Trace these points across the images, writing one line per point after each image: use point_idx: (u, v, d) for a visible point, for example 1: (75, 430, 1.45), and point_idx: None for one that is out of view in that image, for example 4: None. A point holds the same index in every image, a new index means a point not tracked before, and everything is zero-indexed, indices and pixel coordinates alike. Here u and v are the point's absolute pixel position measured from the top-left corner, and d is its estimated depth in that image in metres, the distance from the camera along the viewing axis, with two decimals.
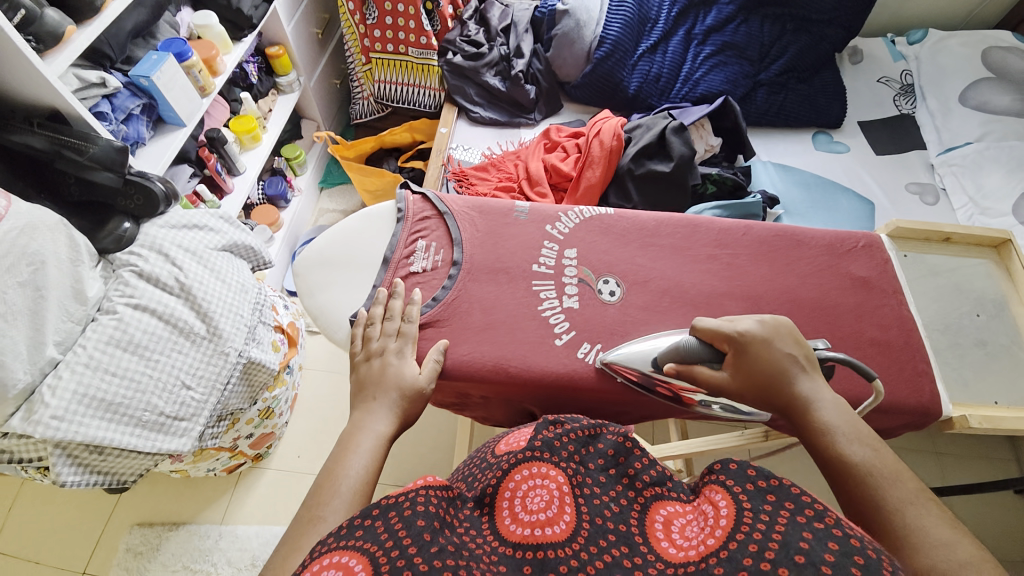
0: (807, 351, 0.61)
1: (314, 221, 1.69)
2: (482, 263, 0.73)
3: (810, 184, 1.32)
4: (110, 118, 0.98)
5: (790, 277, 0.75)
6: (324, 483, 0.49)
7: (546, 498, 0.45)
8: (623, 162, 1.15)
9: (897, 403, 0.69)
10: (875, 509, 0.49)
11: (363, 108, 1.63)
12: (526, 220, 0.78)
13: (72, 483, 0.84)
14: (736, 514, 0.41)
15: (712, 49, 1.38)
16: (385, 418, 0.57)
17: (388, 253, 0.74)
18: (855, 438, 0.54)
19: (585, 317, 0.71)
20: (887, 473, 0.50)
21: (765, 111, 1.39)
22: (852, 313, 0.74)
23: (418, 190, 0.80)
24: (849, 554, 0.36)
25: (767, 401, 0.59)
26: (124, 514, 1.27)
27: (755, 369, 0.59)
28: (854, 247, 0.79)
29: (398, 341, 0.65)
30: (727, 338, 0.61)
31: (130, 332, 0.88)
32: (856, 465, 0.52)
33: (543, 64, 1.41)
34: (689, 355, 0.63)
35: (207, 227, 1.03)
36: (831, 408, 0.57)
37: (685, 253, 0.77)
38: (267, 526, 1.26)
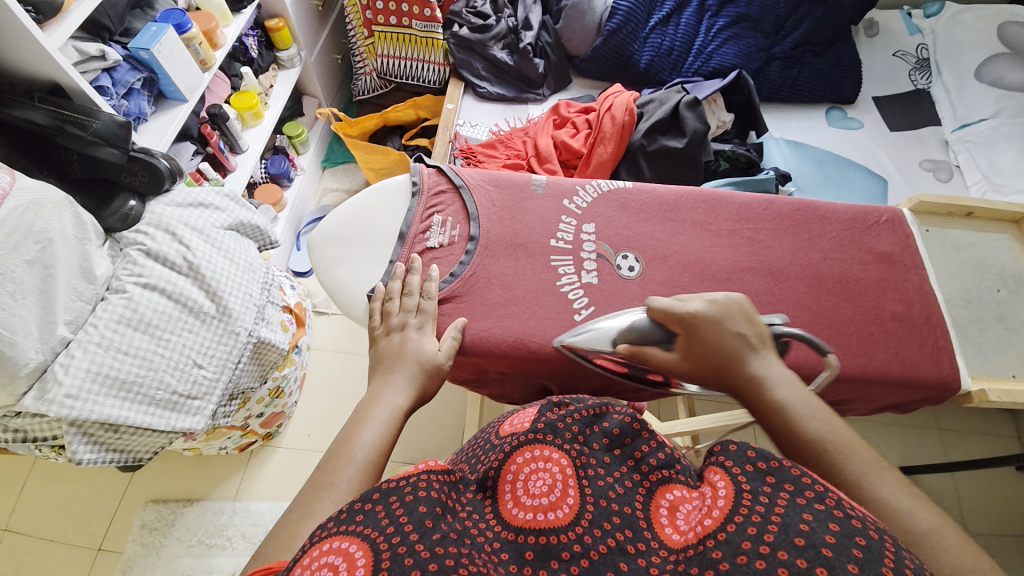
0: (760, 329, 0.57)
1: (318, 201, 1.67)
2: (500, 239, 0.72)
3: (822, 161, 1.30)
4: (110, 93, 0.96)
5: (811, 252, 0.75)
6: (339, 448, 0.49)
7: (549, 481, 0.42)
8: (636, 137, 1.13)
9: (916, 377, 0.68)
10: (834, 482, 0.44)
11: (366, 84, 1.60)
12: (543, 195, 0.76)
13: (88, 461, 0.85)
14: (734, 495, 0.37)
15: (726, 21, 1.34)
16: (403, 391, 0.56)
17: (403, 229, 0.73)
18: (810, 411, 0.48)
19: (604, 293, 0.70)
20: (845, 443, 0.45)
21: (779, 86, 1.36)
22: (874, 288, 0.73)
23: (433, 163, 0.78)
24: (851, 535, 0.33)
25: (718, 383, 0.56)
26: (138, 492, 1.29)
27: (702, 348, 0.56)
28: (876, 222, 0.77)
29: (419, 317, 0.64)
30: (678, 318, 0.58)
31: (140, 311, 0.87)
32: (811, 439, 0.46)
33: (552, 36, 1.37)
34: (641, 336, 0.61)
35: (213, 205, 1.01)
36: (784, 383, 0.52)
37: (705, 228, 0.76)
38: (279, 502, 1.28)
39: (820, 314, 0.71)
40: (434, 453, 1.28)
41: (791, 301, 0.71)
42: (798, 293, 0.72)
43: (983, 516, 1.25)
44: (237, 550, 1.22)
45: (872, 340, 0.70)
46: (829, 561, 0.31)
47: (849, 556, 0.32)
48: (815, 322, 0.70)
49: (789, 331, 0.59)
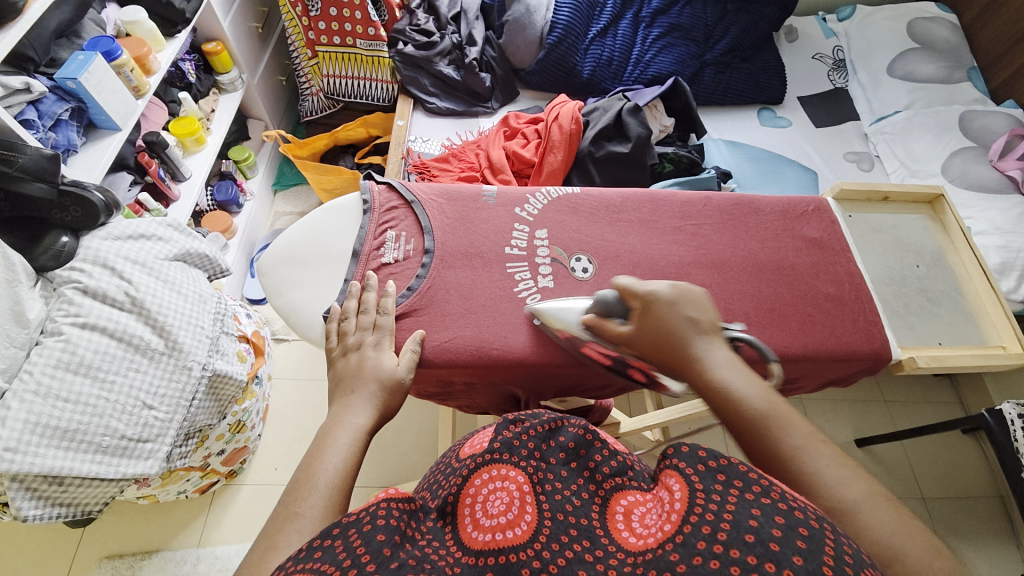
0: (715, 316, 0.59)
1: (270, 225, 1.63)
2: (456, 250, 0.73)
3: (758, 158, 1.38)
4: (37, 126, 0.90)
5: (751, 242, 0.79)
6: (302, 476, 0.48)
7: (506, 501, 0.44)
8: (584, 144, 1.17)
9: (853, 350, 0.74)
10: (774, 457, 0.46)
11: (313, 104, 1.58)
12: (495, 204, 0.78)
13: (33, 518, 0.79)
14: (689, 497, 0.40)
15: (660, 31, 1.42)
16: (365, 410, 0.56)
17: (357, 246, 0.72)
18: (750, 385, 0.51)
19: (561, 296, 0.72)
20: (786, 416, 0.48)
21: (713, 90, 1.44)
22: (809, 273, 0.78)
23: (382, 180, 0.78)
24: (795, 527, 0.36)
25: (666, 362, 0.57)
26: (89, 549, 1.19)
27: (659, 323, 0.57)
28: (805, 211, 0.83)
29: (375, 334, 0.64)
30: (639, 295, 0.60)
31: (79, 353, 0.82)
32: (746, 411, 0.49)
33: (496, 51, 1.41)
34: (604, 310, 0.62)
35: (155, 236, 0.97)
36: (726, 362, 0.54)
37: (651, 226, 0.79)
38: (248, 542, 1.22)
39: (764, 300, 0.75)
40: (411, 474, 1.26)
41: (736, 289, 0.76)
42: (742, 282, 0.76)
43: (936, 481, 1.34)
44: None
45: (812, 320, 0.75)
46: (776, 556, 0.34)
47: (794, 548, 0.35)
48: (760, 307, 0.75)
49: (743, 336, 0.61)
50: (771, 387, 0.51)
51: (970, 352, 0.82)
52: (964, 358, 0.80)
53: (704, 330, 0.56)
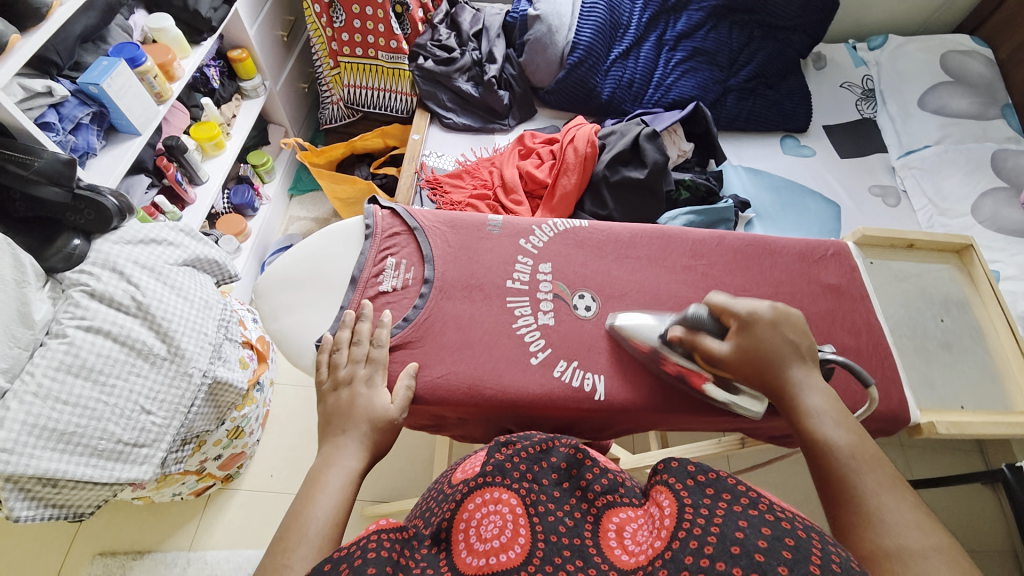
0: (810, 342, 0.62)
1: (284, 230, 1.64)
2: (456, 280, 0.71)
3: (779, 187, 1.35)
4: (57, 129, 0.92)
5: (764, 286, 0.76)
6: (291, 524, 0.49)
7: (500, 525, 0.46)
8: (598, 168, 1.15)
9: (869, 409, 0.70)
10: (851, 489, 0.51)
11: (332, 113, 1.60)
12: (499, 234, 0.76)
13: (25, 518, 0.79)
14: (678, 513, 0.44)
15: (683, 55, 1.40)
16: (357, 454, 0.56)
17: (355, 273, 0.71)
18: (839, 422, 0.56)
19: (561, 334, 0.70)
20: (867, 459, 0.53)
21: (735, 116, 1.42)
22: (826, 325, 0.75)
23: (387, 204, 0.77)
24: (781, 537, 0.40)
25: (763, 378, 0.59)
26: (84, 545, 1.20)
27: (759, 343, 0.59)
28: (824, 255, 0.80)
29: (368, 368, 0.63)
30: (734, 314, 0.62)
31: (82, 356, 0.83)
32: (826, 441, 0.55)
33: (516, 69, 1.40)
34: (695, 326, 0.63)
35: (166, 241, 0.98)
36: (821, 393, 0.58)
37: (661, 264, 0.76)
38: (238, 549, 1.21)
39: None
40: (404, 492, 1.24)
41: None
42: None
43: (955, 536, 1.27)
44: None
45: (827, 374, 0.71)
46: (760, 565, 0.38)
47: (780, 558, 0.38)
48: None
49: (837, 359, 0.63)
50: (860, 434, 0.55)
51: (995, 416, 0.78)
52: (989, 426, 0.75)
53: (803, 356, 0.60)
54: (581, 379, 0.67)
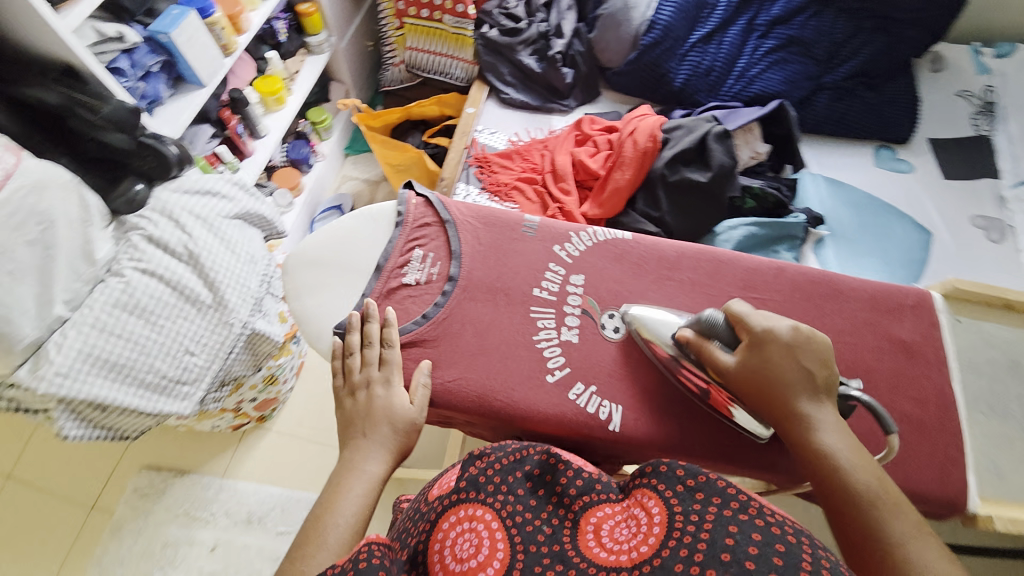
0: (831, 372, 0.57)
1: (336, 188, 1.66)
2: (481, 281, 0.69)
3: (861, 205, 1.20)
4: (128, 75, 0.95)
5: (822, 331, 0.69)
6: (312, 530, 0.52)
7: (476, 543, 0.45)
8: (657, 165, 1.06)
9: (919, 489, 0.63)
10: (878, 542, 0.49)
11: (392, 75, 1.58)
12: (534, 237, 0.73)
13: (75, 437, 0.85)
14: (667, 520, 0.45)
15: (774, 44, 1.25)
16: (378, 458, 0.58)
17: (381, 261, 0.69)
18: (858, 462, 0.53)
19: (582, 354, 0.66)
20: (892, 502, 0.51)
21: (825, 118, 1.26)
22: (885, 384, 0.67)
23: (422, 192, 0.75)
24: (771, 544, 0.40)
25: (772, 405, 0.57)
26: (133, 457, 1.24)
27: (766, 362, 0.57)
28: (899, 306, 0.71)
29: (382, 370, 0.62)
30: (749, 329, 0.59)
31: (136, 295, 0.87)
32: (845, 484, 0.52)
33: (585, 45, 1.31)
34: (707, 331, 0.61)
35: (220, 194, 1.01)
36: (831, 426, 0.55)
37: (704, 294, 0.70)
38: (265, 484, 1.24)
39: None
40: None
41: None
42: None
43: None
44: (218, 526, 1.19)
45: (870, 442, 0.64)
46: (752, 573, 0.38)
47: (770, 564, 0.39)
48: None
49: (862, 398, 0.58)
50: (881, 474, 0.53)
51: None
52: None
53: (817, 385, 0.56)
54: (597, 406, 0.64)
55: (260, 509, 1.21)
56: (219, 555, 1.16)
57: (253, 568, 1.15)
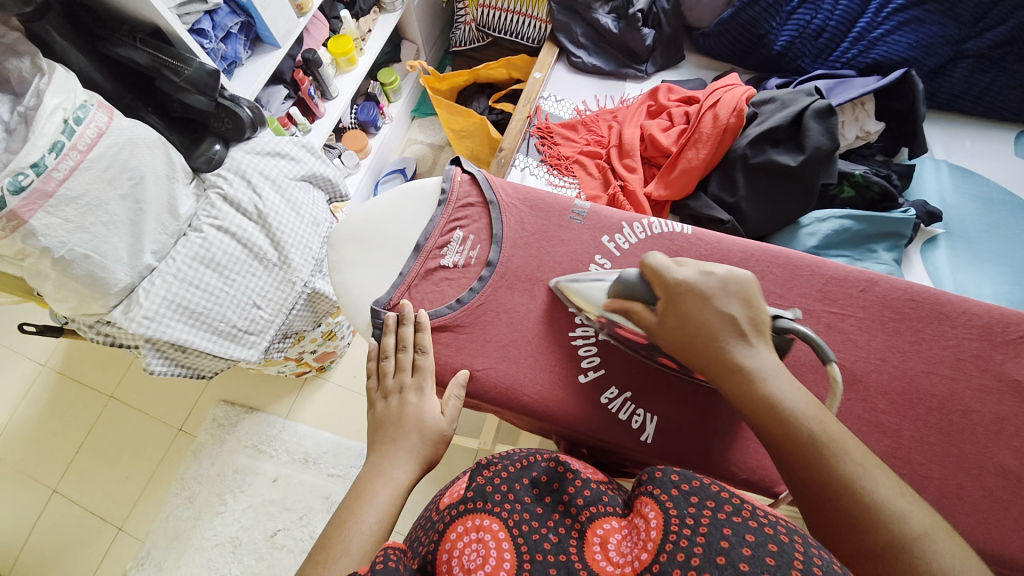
0: (755, 313, 0.52)
1: (401, 151, 1.67)
2: (520, 269, 0.67)
3: (993, 201, 1.00)
4: (210, 36, 0.98)
5: (912, 360, 0.60)
6: (335, 534, 0.51)
7: (483, 554, 0.44)
8: (739, 145, 0.95)
9: (1010, 556, 0.54)
10: (831, 480, 0.44)
11: (463, 35, 1.52)
12: (581, 225, 0.69)
13: (159, 372, 0.94)
14: (663, 523, 0.42)
15: (906, 0, 1.02)
16: (406, 465, 0.57)
17: (421, 240, 0.69)
18: (802, 396, 0.48)
19: (618, 356, 0.63)
20: (839, 441, 0.45)
21: (962, 92, 1.05)
22: (983, 429, 0.58)
23: (469, 169, 0.74)
24: (764, 545, 0.38)
25: (698, 356, 0.52)
26: (212, 392, 1.39)
27: (685, 317, 0.53)
28: (1018, 337, 0.61)
29: (415, 376, 0.62)
30: (664, 283, 0.55)
31: (212, 251, 0.94)
32: (791, 423, 0.47)
33: (671, 3, 1.17)
34: (627, 293, 0.58)
35: (289, 156, 1.05)
36: (767, 366, 0.50)
37: (771, 302, 0.63)
38: (321, 429, 1.34)
39: (882, 444, 0.58)
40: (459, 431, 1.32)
41: (849, 418, 0.59)
42: (862, 407, 0.59)
43: None
44: (280, 461, 1.31)
45: (951, 493, 0.56)
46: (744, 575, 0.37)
47: (763, 564, 0.37)
48: (875, 451, 0.58)
49: (798, 329, 0.52)
50: (821, 404, 0.48)
51: None
52: None
53: (740, 325, 0.51)
54: (630, 414, 0.61)
55: (315, 451, 1.31)
56: (279, 486, 1.29)
57: (307, 503, 1.27)
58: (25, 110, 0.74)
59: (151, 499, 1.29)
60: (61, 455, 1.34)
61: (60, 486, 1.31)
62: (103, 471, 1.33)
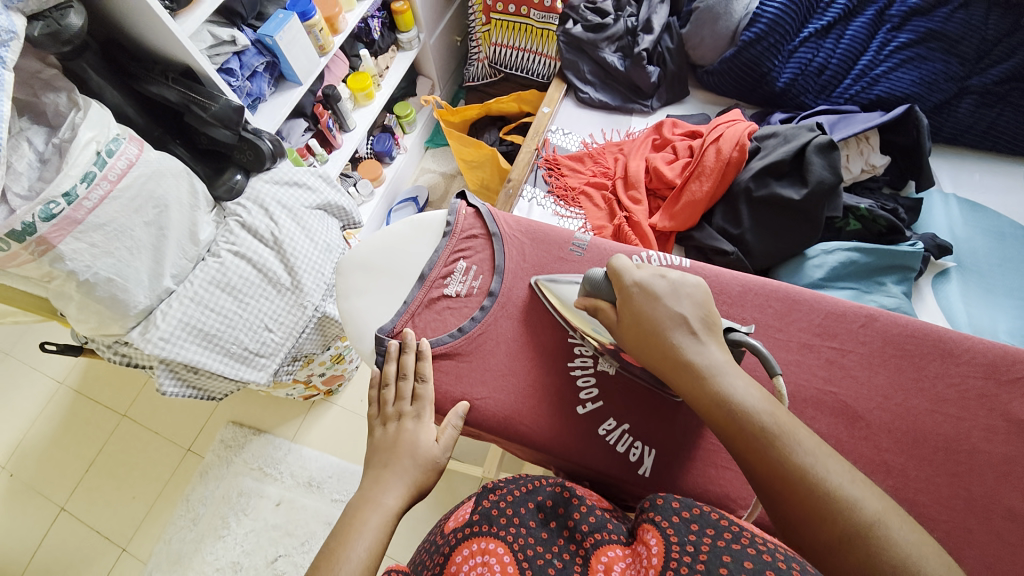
0: (710, 314, 0.56)
1: (414, 180, 1.72)
2: (520, 299, 0.68)
3: (1004, 235, 0.99)
4: (237, 75, 1.05)
5: (916, 397, 0.59)
6: (324, 562, 0.52)
7: None
8: (742, 178, 0.97)
9: None
10: (785, 474, 0.45)
11: (476, 71, 1.59)
12: (581, 257, 0.71)
13: (171, 393, 0.96)
14: (665, 548, 0.42)
15: (907, 39, 1.05)
16: (396, 491, 0.57)
17: (425, 269, 0.71)
18: (758, 390, 0.50)
19: (617, 387, 0.63)
20: (790, 432, 0.47)
21: (967, 128, 1.06)
22: (992, 471, 0.57)
23: (473, 202, 0.76)
24: (761, 569, 0.38)
25: (653, 354, 0.55)
26: (221, 413, 1.41)
27: (641, 314, 0.56)
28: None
29: (415, 405, 0.63)
30: (623, 286, 0.58)
31: (229, 275, 0.97)
32: (746, 418, 0.48)
33: (675, 42, 1.22)
34: (594, 292, 0.61)
35: (306, 185, 1.10)
36: (723, 362, 0.52)
37: (770, 335, 0.63)
38: (326, 453, 1.35)
39: (886, 484, 0.56)
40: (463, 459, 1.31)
41: (852, 456, 0.58)
42: (865, 444, 0.58)
43: None
44: (284, 484, 1.31)
45: (959, 537, 0.54)
46: None
47: None
48: (880, 492, 0.56)
49: (751, 343, 0.54)
50: (775, 396, 0.50)
51: None
52: None
53: (693, 324, 0.54)
54: (628, 447, 0.61)
55: (319, 475, 1.31)
56: (282, 510, 1.28)
57: (309, 528, 1.26)
58: (60, 141, 0.79)
59: (155, 520, 1.30)
60: (71, 472, 1.36)
61: (67, 505, 1.33)
62: (111, 490, 1.34)
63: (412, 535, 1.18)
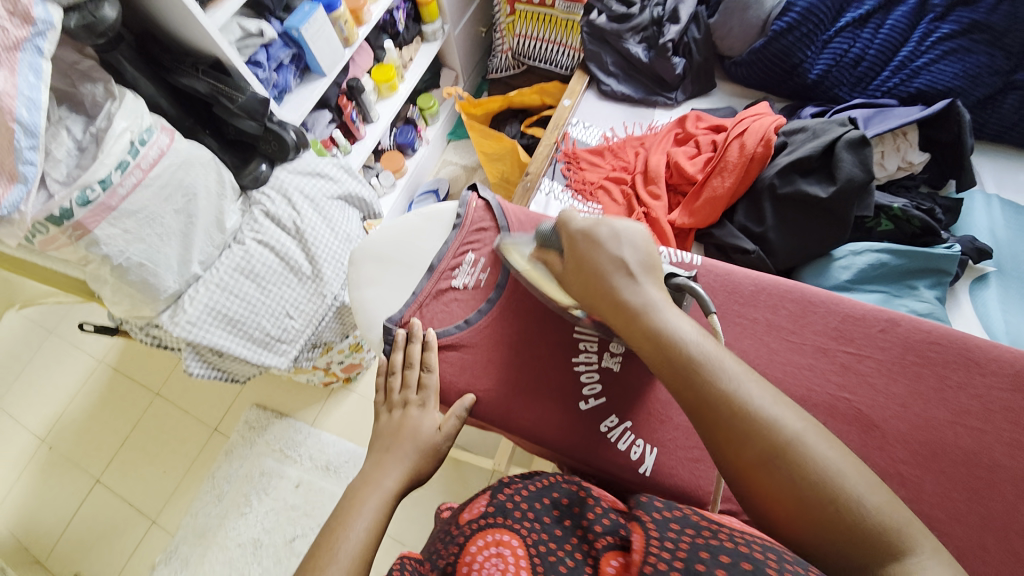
0: (652, 260, 0.54)
1: (436, 172, 1.74)
2: (525, 292, 0.68)
3: None
4: (264, 66, 1.08)
5: (937, 408, 0.57)
6: (324, 543, 0.53)
7: (502, 568, 0.45)
8: (766, 174, 0.94)
9: None
10: (708, 402, 0.45)
11: (499, 62, 1.58)
12: None
13: (198, 373, 1.00)
14: (645, 545, 0.41)
15: (951, 30, 0.99)
16: (396, 474, 0.58)
17: (434, 261, 0.72)
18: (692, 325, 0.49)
19: (622, 384, 0.63)
20: (716, 359, 0.46)
21: (1013, 124, 0.99)
22: (1014, 489, 0.54)
23: (484, 195, 0.76)
24: (737, 562, 0.37)
25: (593, 296, 0.54)
26: (247, 395, 1.47)
27: (580, 258, 0.55)
28: None
29: (420, 394, 0.64)
30: (569, 234, 0.57)
31: (252, 262, 1.01)
32: (677, 349, 0.47)
33: (702, 32, 1.18)
34: (545, 244, 0.61)
35: (328, 176, 1.12)
36: (660, 299, 0.51)
37: (783, 338, 0.61)
38: (343, 438, 1.38)
39: (900, 496, 0.54)
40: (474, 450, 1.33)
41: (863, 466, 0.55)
42: (879, 454, 0.56)
43: None
44: (303, 466, 1.36)
45: (975, 556, 0.52)
46: None
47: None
48: None
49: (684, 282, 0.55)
50: (709, 331, 0.49)
51: None
52: None
53: (633, 264, 0.53)
54: (630, 444, 0.60)
55: (336, 459, 1.35)
56: (301, 491, 1.33)
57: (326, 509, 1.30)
58: (97, 130, 0.83)
59: (183, 495, 1.37)
60: (108, 447, 1.45)
61: (103, 477, 1.41)
62: (143, 463, 1.42)
63: (422, 521, 1.20)
